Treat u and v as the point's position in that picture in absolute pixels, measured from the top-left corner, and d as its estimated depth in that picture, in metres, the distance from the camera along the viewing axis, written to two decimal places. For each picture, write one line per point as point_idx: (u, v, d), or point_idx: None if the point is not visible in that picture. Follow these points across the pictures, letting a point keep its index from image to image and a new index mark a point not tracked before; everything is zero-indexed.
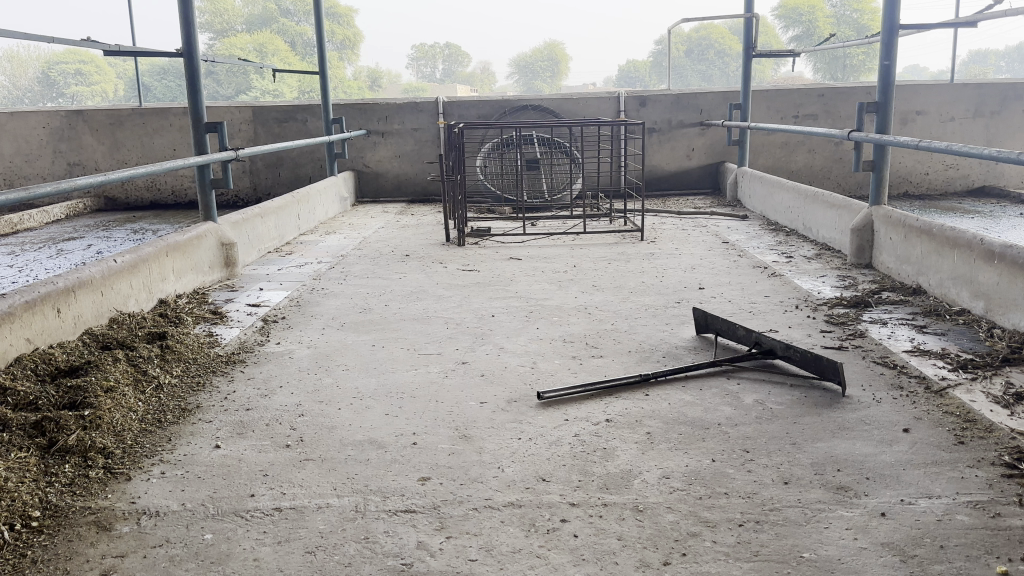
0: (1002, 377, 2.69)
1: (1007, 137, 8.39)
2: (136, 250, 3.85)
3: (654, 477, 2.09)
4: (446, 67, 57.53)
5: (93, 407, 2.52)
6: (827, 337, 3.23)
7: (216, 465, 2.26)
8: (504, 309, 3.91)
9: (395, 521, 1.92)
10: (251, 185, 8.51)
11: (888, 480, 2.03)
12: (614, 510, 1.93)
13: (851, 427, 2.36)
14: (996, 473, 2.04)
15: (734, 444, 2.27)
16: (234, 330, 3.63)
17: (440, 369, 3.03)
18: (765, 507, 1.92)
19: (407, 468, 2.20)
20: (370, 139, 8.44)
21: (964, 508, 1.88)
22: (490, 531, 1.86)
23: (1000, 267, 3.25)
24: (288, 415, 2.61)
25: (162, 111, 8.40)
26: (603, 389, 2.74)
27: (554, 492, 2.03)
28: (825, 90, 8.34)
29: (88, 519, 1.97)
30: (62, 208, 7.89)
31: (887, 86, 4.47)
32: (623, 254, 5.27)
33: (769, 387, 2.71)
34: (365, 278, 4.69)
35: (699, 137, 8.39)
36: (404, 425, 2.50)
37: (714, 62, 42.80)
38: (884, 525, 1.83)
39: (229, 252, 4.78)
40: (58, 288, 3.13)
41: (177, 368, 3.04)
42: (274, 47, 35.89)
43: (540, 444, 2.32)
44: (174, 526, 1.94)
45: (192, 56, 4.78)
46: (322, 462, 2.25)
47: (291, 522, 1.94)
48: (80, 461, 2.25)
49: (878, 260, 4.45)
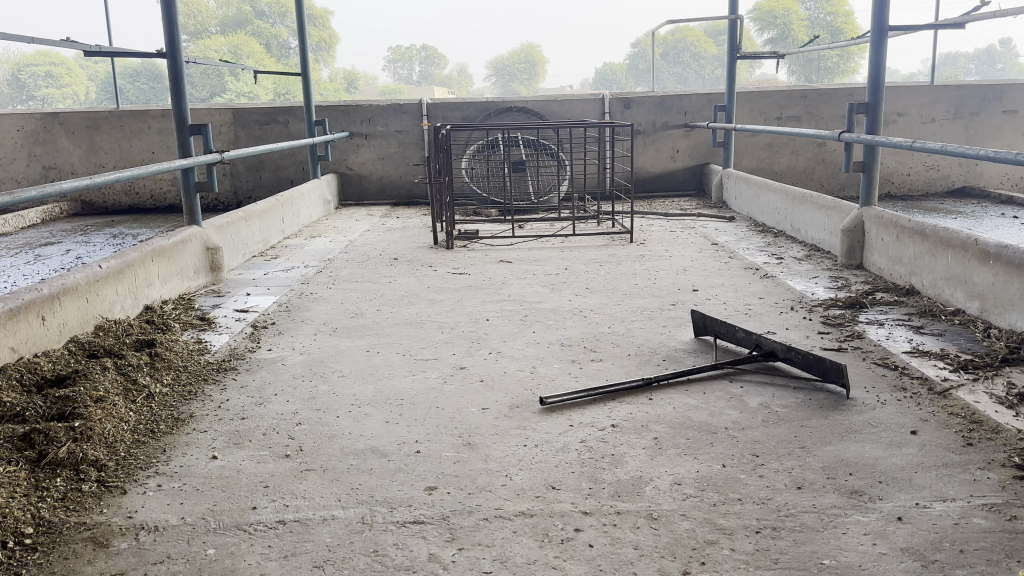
0: (1003, 377, 2.70)
1: (987, 137, 8.50)
2: (120, 255, 3.76)
3: (666, 484, 2.06)
4: (424, 68, 57.09)
5: (83, 418, 2.44)
6: (826, 339, 3.23)
7: (213, 476, 2.20)
8: (498, 313, 3.86)
9: (404, 533, 1.87)
10: (233, 187, 8.39)
11: (901, 484, 2.01)
12: (627, 519, 1.90)
13: (859, 429, 2.34)
14: (1009, 475, 2.03)
15: (742, 449, 2.24)
16: (224, 336, 3.54)
17: (438, 374, 2.98)
18: (781, 513, 1.89)
19: (412, 477, 2.15)
20: (354, 141, 8.36)
21: (979, 511, 1.86)
22: (502, 541, 1.82)
23: (996, 267, 3.26)
24: (286, 423, 2.54)
25: (140, 113, 8.26)
26: (606, 393, 2.71)
27: (565, 500, 1.99)
28: (807, 91, 8.40)
29: (84, 535, 1.90)
30: (37, 213, 7.73)
31: (878, 87, 4.50)
32: (614, 256, 5.25)
33: (772, 389, 2.69)
34: (355, 282, 4.63)
35: (683, 138, 8.40)
36: (406, 433, 2.45)
37: (690, 64, 43.11)
38: (901, 529, 1.81)
39: (214, 257, 4.68)
40: (43, 295, 3.03)
41: (167, 376, 2.96)
42: (249, 49, 35.54)
43: (545, 450, 2.28)
44: (176, 540, 1.88)
45: (176, 58, 4.69)
46: (325, 473, 2.19)
47: (296, 535, 1.88)
48: (72, 474, 2.18)
49: (869, 260, 4.47)
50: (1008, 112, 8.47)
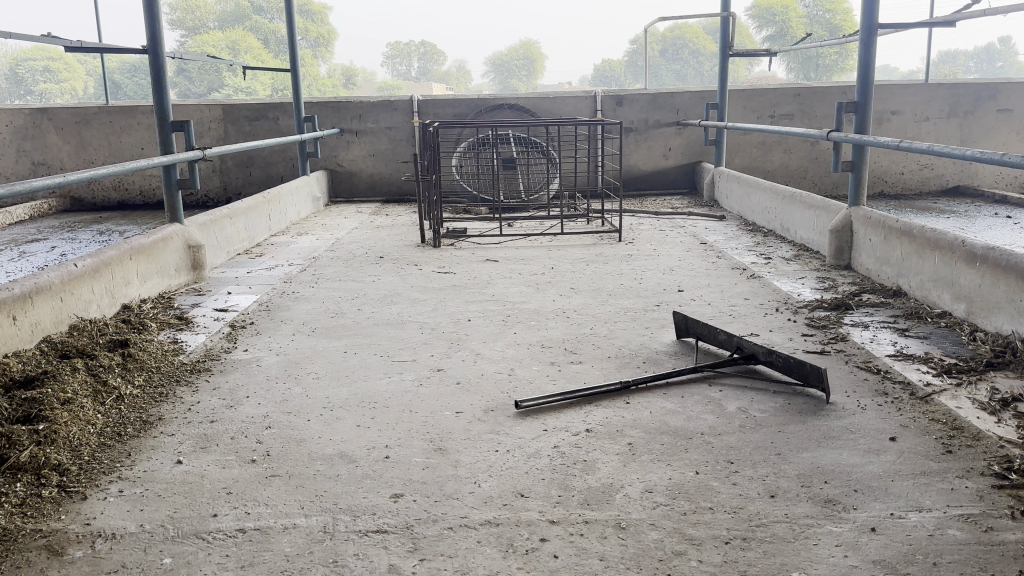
0: (987, 383, 2.65)
1: (981, 136, 8.46)
2: (98, 253, 3.70)
3: (636, 492, 2.01)
4: (422, 65, 57.09)
5: (48, 420, 2.39)
6: (809, 342, 3.18)
7: (177, 482, 2.15)
8: (480, 313, 3.81)
9: (365, 543, 1.82)
10: (222, 183, 8.33)
11: (877, 493, 1.97)
12: (595, 528, 1.85)
13: (837, 435, 2.30)
14: (987, 484, 1.99)
15: (717, 456, 2.20)
16: (200, 335, 3.50)
17: (414, 377, 2.94)
18: (752, 523, 1.85)
19: (379, 484, 2.10)
20: (343, 138, 8.30)
21: (955, 522, 1.82)
22: (465, 552, 1.77)
23: (982, 269, 3.22)
24: (255, 427, 2.49)
25: (129, 109, 8.19)
26: (582, 397, 2.66)
27: (533, 508, 1.95)
28: (800, 89, 8.35)
29: (39, 543, 1.85)
30: (25, 209, 7.68)
31: (867, 85, 4.45)
32: (602, 255, 5.20)
33: (752, 394, 2.64)
34: (337, 281, 4.57)
35: (676, 136, 8.36)
36: (376, 437, 2.40)
37: (688, 62, 43.07)
38: (874, 540, 1.76)
39: (195, 255, 4.62)
40: (14, 294, 2.99)
41: (139, 377, 2.91)
42: (247, 45, 35.43)
43: (518, 456, 2.24)
44: (131, 549, 1.83)
45: (157, 54, 4.62)
46: (289, 479, 2.14)
47: (255, 544, 1.83)
48: (32, 479, 2.12)
49: (857, 261, 4.43)
50: (1003, 111, 8.42)
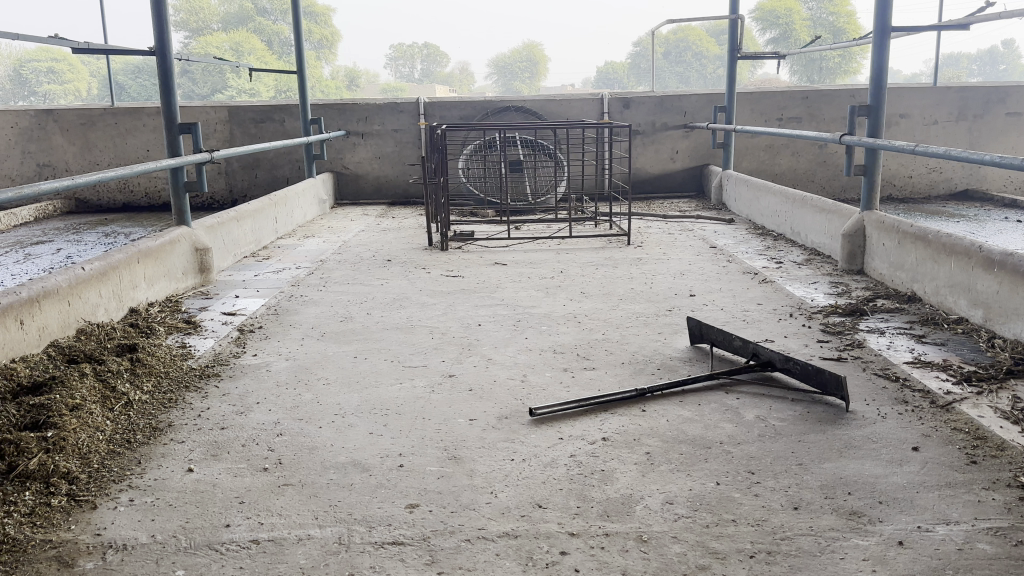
0: (1008, 391, 2.61)
1: (990, 140, 8.40)
2: (104, 257, 3.67)
3: (657, 503, 1.97)
4: (425, 66, 57.14)
5: (57, 427, 2.35)
6: (825, 348, 3.15)
7: (188, 490, 2.12)
8: (491, 317, 3.78)
9: (382, 555, 1.79)
10: (227, 185, 8.32)
11: (902, 505, 1.93)
12: (616, 541, 1.81)
13: (859, 445, 2.26)
14: (1013, 496, 1.95)
15: (738, 466, 2.16)
16: (208, 340, 3.46)
17: (426, 383, 2.90)
18: (776, 535, 1.81)
19: (394, 494, 2.07)
20: (349, 140, 8.28)
21: (984, 536, 1.78)
22: (484, 566, 1.73)
23: (999, 275, 3.18)
24: (265, 434, 2.46)
25: (134, 110, 8.17)
26: (597, 405, 2.62)
27: (551, 520, 1.91)
28: (808, 92, 8.32)
29: (49, 554, 1.82)
30: (29, 211, 7.66)
31: (881, 87, 4.39)
32: (611, 259, 5.16)
33: (770, 401, 2.61)
34: (345, 284, 4.54)
35: (683, 139, 8.32)
36: (389, 445, 2.37)
37: (693, 64, 42.90)
38: (903, 554, 1.72)
39: (203, 258, 4.59)
40: (21, 298, 2.96)
41: (148, 383, 2.87)
42: (251, 46, 35.39)
43: (534, 465, 2.21)
44: (143, 561, 1.80)
45: (165, 55, 4.59)
46: (302, 488, 2.11)
47: (269, 556, 1.80)
48: (41, 488, 2.09)
49: (870, 265, 4.38)
50: (1012, 114, 8.37)
